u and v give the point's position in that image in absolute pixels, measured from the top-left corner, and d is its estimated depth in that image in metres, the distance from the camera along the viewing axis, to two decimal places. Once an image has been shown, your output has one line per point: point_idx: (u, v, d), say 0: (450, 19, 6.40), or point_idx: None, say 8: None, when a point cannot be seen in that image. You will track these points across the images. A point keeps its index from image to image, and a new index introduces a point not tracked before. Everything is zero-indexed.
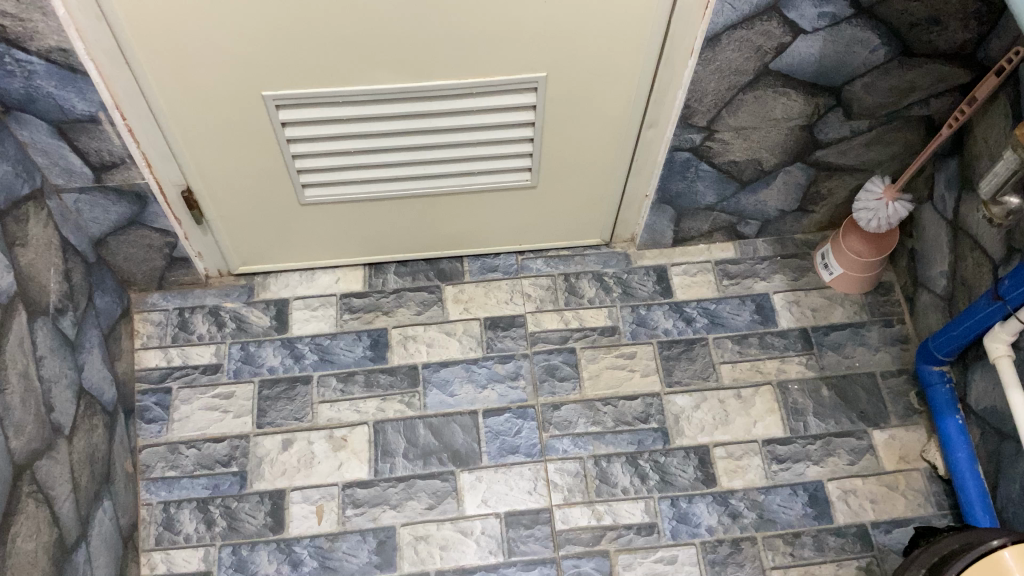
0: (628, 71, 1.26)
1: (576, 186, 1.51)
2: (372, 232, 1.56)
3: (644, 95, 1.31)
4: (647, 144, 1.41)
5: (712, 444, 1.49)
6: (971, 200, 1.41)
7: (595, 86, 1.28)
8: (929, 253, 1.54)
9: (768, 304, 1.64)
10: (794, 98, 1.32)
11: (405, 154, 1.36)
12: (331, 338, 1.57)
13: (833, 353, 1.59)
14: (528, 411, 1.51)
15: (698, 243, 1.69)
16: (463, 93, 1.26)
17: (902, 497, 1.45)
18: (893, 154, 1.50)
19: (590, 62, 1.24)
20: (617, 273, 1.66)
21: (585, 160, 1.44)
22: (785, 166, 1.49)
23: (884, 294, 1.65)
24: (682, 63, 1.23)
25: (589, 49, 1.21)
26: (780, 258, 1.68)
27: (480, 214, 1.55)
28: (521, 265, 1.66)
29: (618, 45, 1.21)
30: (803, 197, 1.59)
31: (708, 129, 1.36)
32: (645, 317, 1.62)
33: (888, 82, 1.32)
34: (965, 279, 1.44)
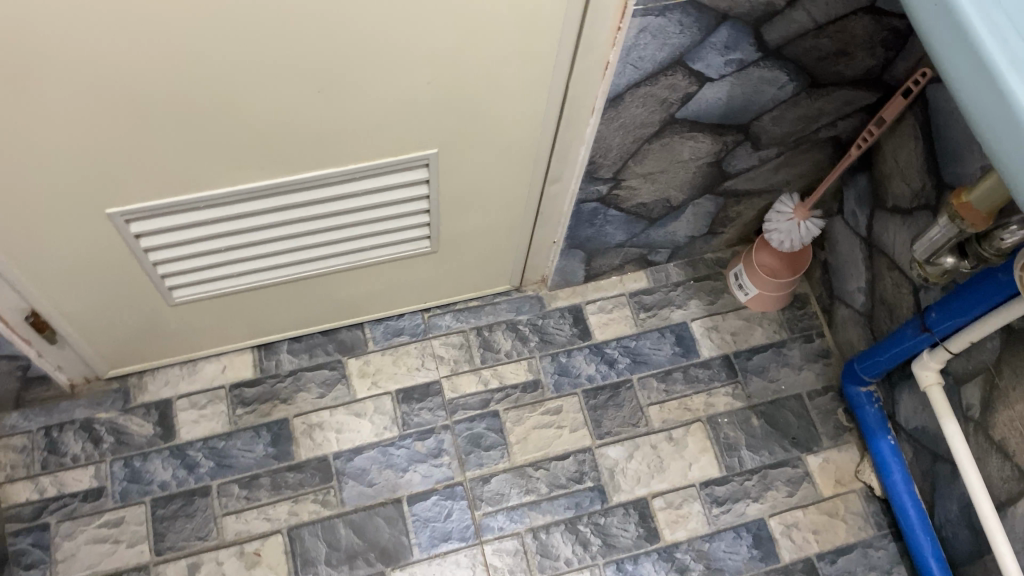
0: (528, 137, 1.14)
1: (479, 245, 1.39)
2: (258, 316, 1.40)
3: (547, 156, 1.19)
4: (551, 199, 1.30)
5: (650, 496, 1.43)
6: (884, 219, 1.37)
7: (493, 155, 1.16)
8: (844, 267, 1.51)
9: (689, 333, 1.57)
10: (702, 139, 1.23)
11: (286, 243, 1.22)
12: (227, 439, 1.42)
13: (758, 378, 1.54)
14: (457, 490, 1.41)
15: (610, 276, 1.60)
16: (345, 179, 1.12)
17: (843, 523, 1.44)
18: (801, 173, 1.44)
19: (485, 135, 1.11)
20: (531, 319, 1.56)
21: (488, 222, 1.32)
22: (694, 199, 1.41)
23: (801, 308, 1.62)
24: (584, 122, 1.12)
25: (482, 122, 1.08)
26: (695, 282, 1.62)
27: (377, 283, 1.41)
28: (429, 324, 1.54)
29: (514, 116, 1.09)
30: (712, 222, 1.52)
31: (615, 179, 1.26)
32: (567, 364, 1.52)
33: (796, 112, 1.25)
34: (885, 298, 1.41)
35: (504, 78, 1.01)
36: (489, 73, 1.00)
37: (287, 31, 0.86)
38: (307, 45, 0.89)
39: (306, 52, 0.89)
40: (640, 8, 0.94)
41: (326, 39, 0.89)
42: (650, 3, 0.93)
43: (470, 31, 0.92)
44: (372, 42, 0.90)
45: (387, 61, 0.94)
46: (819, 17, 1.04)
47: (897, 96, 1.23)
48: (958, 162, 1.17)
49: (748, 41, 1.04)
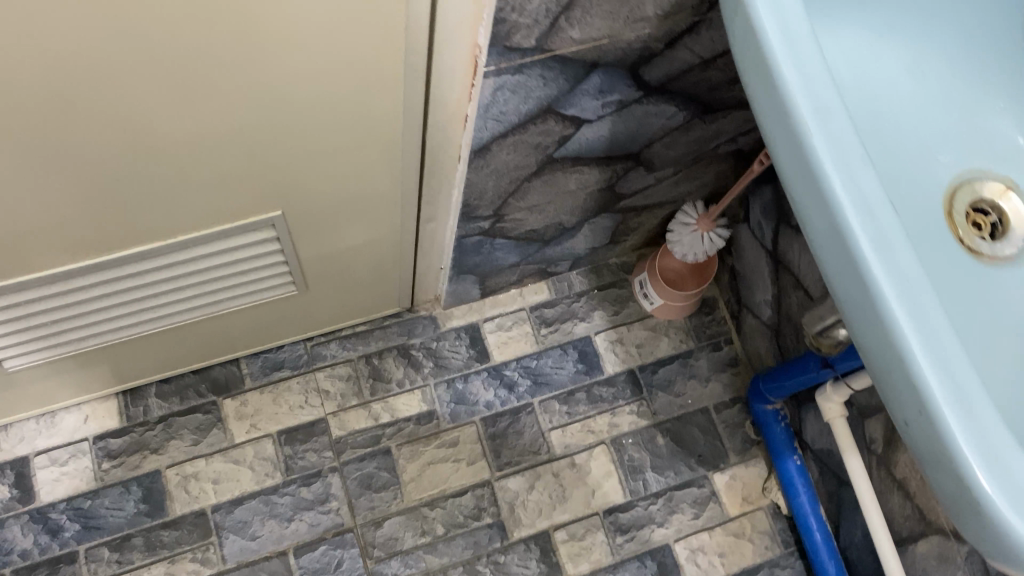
0: (390, 190, 1.01)
1: (356, 278, 1.27)
2: (115, 364, 1.28)
3: (416, 202, 1.07)
4: (428, 235, 1.18)
5: (552, 528, 1.38)
6: (789, 236, 1.29)
7: (352, 208, 1.03)
8: (751, 277, 1.43)
9: (592, 349, 1.49)
10: (588, 170, 1.12)
11: (128, 307, 1.09)
12: (93, 497, 1.30)
13: (663, 394, 1.48)
14: (347, 537, 1.33)
15: (508, 290, 1.50)
16: (179, 249, 0.98)
17: (749, 543, 1.41)
18: (703, 184, 1.34)
19: (338, 193, 0.98)
20: (425, 342, 1.46)
21: (361, 260, 1.20)
22: (589, 218, 1.31)
23: (708, 314, 1.54)
24: (451, 169, 1.00)
25: (332, 184, 0.95)
26: (598, 291, 1.53)
27: (246, 322, 1.29)
28: (312, 354, 1.43)
29: (369, 174, 0.96)
30: (612, 234, 1.42)
31: (495, 215, 1.15)
32: (463, 391, 1.44)
33: (690, 135, 1.14)
34: (790, 316, 1.34)
35: (346, 146, 0.88)
36: (329, 144, 0.86)
37: (57, 133, 0.72)
38: (89, 144, 0.74)
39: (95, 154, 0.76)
40: (493, 68, 0.80)
41: (109, 136, 0.74)
42: (504, 64, 0.80)
43: (293, 110, 0.79)
44: (177, 135, 0.77)
45: (194, 147, 0.80)
46: (704, 53, 0.92)
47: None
48: None
49: (626, 83, 0.92)
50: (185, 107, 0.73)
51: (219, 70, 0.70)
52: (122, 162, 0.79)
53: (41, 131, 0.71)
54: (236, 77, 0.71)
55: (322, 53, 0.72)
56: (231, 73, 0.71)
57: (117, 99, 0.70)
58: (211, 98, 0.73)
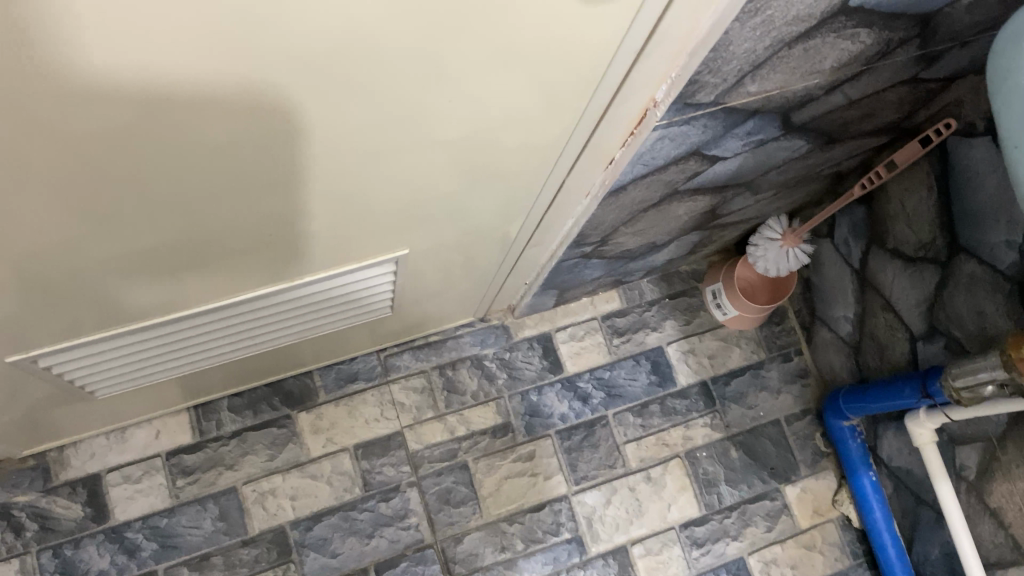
0: (512, 222, 0.99)
1: (445, 293, 1.25)
2: (196, 382, 1.24)
3: (531, 231, 1.04)
4: (529, 258, 1.16)
5: (630, 543, 1.38)
6: (881, 257, 1.27)
7: (470, 239, 1.00)
8: (830, 292, 1.42)
9: (664, 360, 1.49)
10: (701, 198, 1.09)
11: (228, 338, 1.06)
12: (169, 515, 1.27)
13: (736, 406, 1.48)
14: (428, 554, 1.32)
15: (580, 299, 1.49)
16: (297, 283, 0.95)
17: (820, 555, 1.42)
18: (792, 202, 1.32)
19: (462, 227, 0.95)
20: (497, 352, 1.44)
21: (457, 280, 1.18)
22: (679, 236, 1.29)
23: (778, 323, 1.54)
24: (577, 204, 0.97)
25: (461, 219, 0.92)
26: (669, 300, 1.52)
27: (331, 338, 1.26)
28: (385, 365, 1.40)
29: (499, 210, 0.93)
30: (693, 247, 1.40)
31: (602, 241, 1.12)
32: (538, 404, 1.42)
33: (804, 163, 1.11)
34: (875, 336, 1.33)
35: (490, 187, 0.85)
36: (473, 188, 0.84)
37: (231, 193, 0.68)
38: (255, 201, 0.72)
39: (258, 208, 0.73)
40: (662, 122, 0.77)
41: (279, 192, 0.71)
42: (676, 117, 0.77)
43: (454, 160, 0.76)
44: (338, 188, 0.74)
45: (350, 197, 0.77)
46: (855, 95, 0.89)
47: (913, 141, 1.09)
48: (978, 227, 1.06)
49: (774, 124, 0.89)
50: (357, 160, 0.70)
51: (404, 130, 0.66)
52: (279, 214, 0.76)
53: (221, 194, 0.68)
54: (416, 136, 0.68)
55: (506, 111, 0.69)
56: (412, 132, 0.67)
57: (302, 161, 0.67)
58: (386, 152, 0.70)
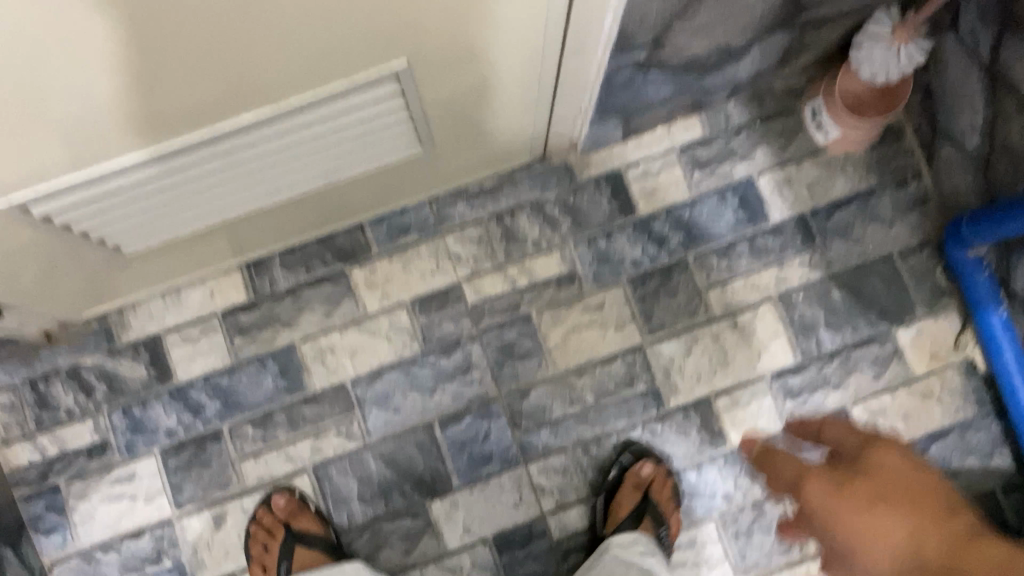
0: (533, 27, 0.83)
1: (488, 130, 1.12)
2: (236, 238, 1.18)
3: (560, 36, 0.88)
4: (572, 74, 1.00)
5: (713, 394, 1.26)
6: (1014, 44, 1.03)
7: (485, 53, 0.85)
8: (953, 99, 1.19)
9: (753, 193, 1.30)
10: None
11: (240, 181, 0.97)
12: (230, 374, 1.26)
13: (839, 241, 1.29)
14: (493, 408, 1.25)
15: (654, 129, 1.32)
16: (291, 111, 0.84)
17: (938, 403, 1.24)
18: None
19: (469, 38, 0.81)
20: (561, 196, 1.31)
21: (493, 109, 1.04)
22: (759, 39, 1.08)
23: (894, 143, 1.31)
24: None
25: (465, 26, 0.78)
26: (760, 124, 1.32)
27: (369, 184, 1.17)
28: (441, 215, 1.31)
29: (510, 11, 0.78)
30: (784, 54, 1.18)
31: (654, 43, 0.96)
32: (607, 249, 1.30)
33: None
34: (1008, 146, 1.10)
35: None
36: None
37: None
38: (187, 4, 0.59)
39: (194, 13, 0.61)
40: None
41: None
42: None
43: None
44: None
45: None
46: None
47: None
48: None
49: None
50: None
51: None
52: (225, 21, 0.63)
53: None
54: None
55: None
56: None
57: None
58: None
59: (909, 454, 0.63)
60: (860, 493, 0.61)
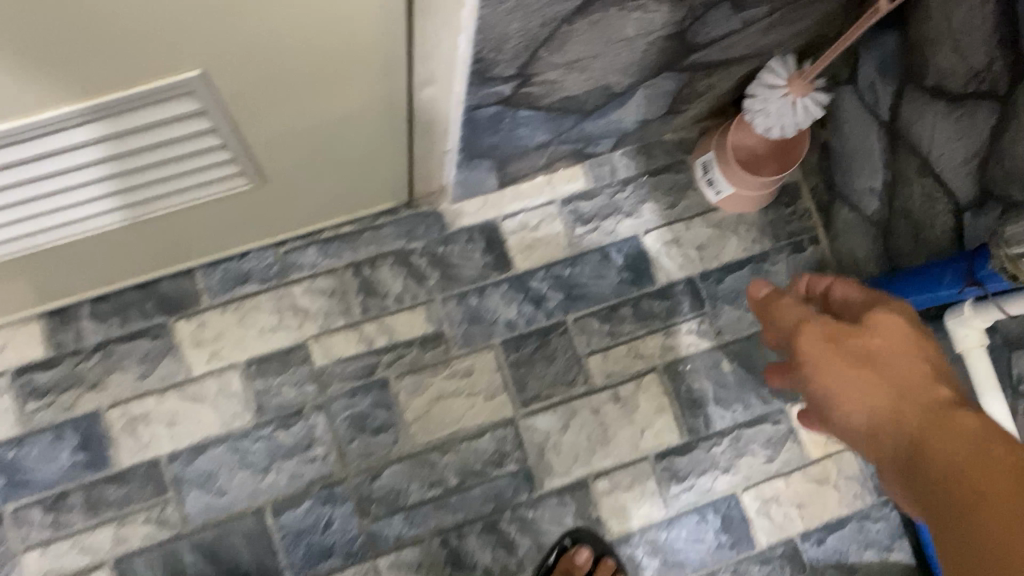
0: (363, 39, 0.70)
1: (336, 165, 0.98)
2: (34, 285, 0.99)
3: (400, 55, 0.75)
4: (425, 106, 0.86)
5: (591, 477, 1.11)
6: (917, 102, 0.94)
7: (307, 66, 0.72)
8: (851, 159, 1.10)
9: (640, 252, 1.18)
10: (654, 4, 0.78)
11: (11, 213, 0.80)
12: (17, 446, 1.05)
13: (731, 308, 1.17)
14: (337, 491, 1.07)
15: (534, 176, 1.18)
16: (57, 126, 0.68)
17: (835, 490, 1.13)
18: (799, 31, 0.99)
19: (282, 44, 0.67)
20: (428, 246, 1.16)
21: (334, 140, 0.90)
22: (644, 82, 0.97)
23: (790, 204, 1.22)
24: (453, 16, 0.68)
25: (272, 27, 0.64)
26: (649, 178, 1.20)
27: (196, 225, 1.00)
28: (284, 262, 1.14)
29: (327, 12, 0.65)
30: (672, 102, 1.08)
31: (520, 77, 0.83)
32: (478, 309, 1.15)
33: None
34: (909, 211, 1.02)
35: None
36: None
37: None
38: None
39: None
40: None
41: None
42: None
43: None
44: None
45: None
46: None
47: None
48: None
49: None
50: None
51: None
52: None
53: None
54: None
55: None
56: None
57: None
58: None
59: (912, 323, 0.75)
60: (848, 351, 0.75)
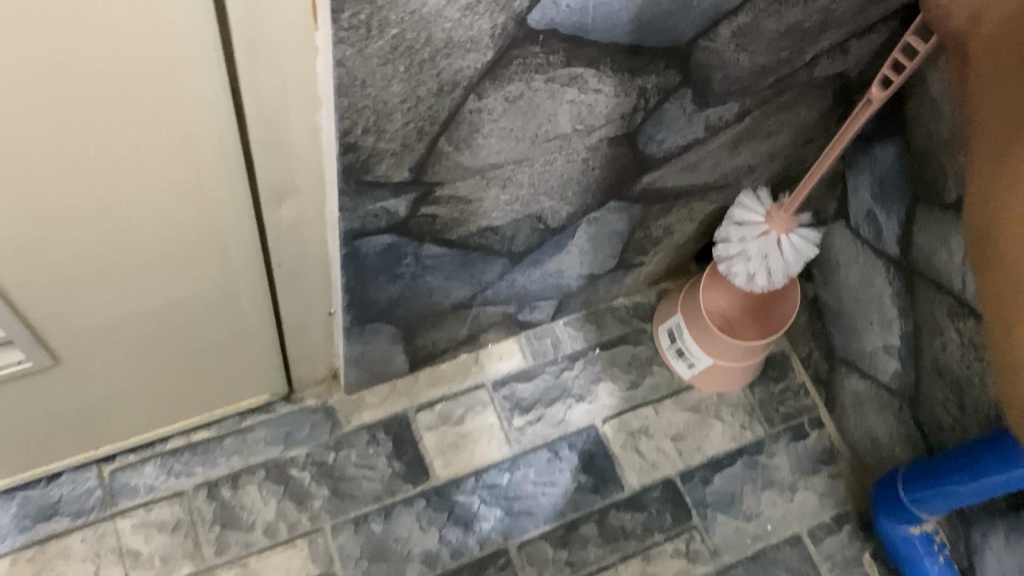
0: (168, 110, 0.46)
1: (174, 338, 0.70)
2: None
3: (241, 146, 0.51)
4: (287, 232, 0.61)
5: None
6: (936, 223, 0.73)
7: (79, 158, 0.47)
8: (852, 312, 0.87)
9: (599, 448, 0.90)
10: (595, 78, 0.57)
11: None
12: None
13: (725, 517, 0.88)
14: None
15: (456, 354, 0.92)
16: None
17: None
18: (773, 152, 0.80)
19: (23, 110, 0.42)
20: (315, 453, 0.86)
21: (158, 291, 0.63)
22: (588, 213, 0.75)
23: (779, 379, 0.97)
24: (298, 46, 0.46)
25: (0, 70, 0.40)
26: (602, 352, 0.95)
27: None
28: (112, 486, 0.82)
29: (95, 49, 0.41)
30: (624, 248, 0.86)
31: (416, 185, 0.59)
32: (384, 538, 0.83)
33: (781, 20, 0.60)
34: (942, 368, 0.77)
35: None
36: None
37: None
38: None
39: None
40: None
41: None
42: None
43: None
44: None
45: None
46: None
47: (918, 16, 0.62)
48: None
49: None
50: None
51: None
52: None
53: None
54: None
55: None
56: None
57: None
58: None
59: None
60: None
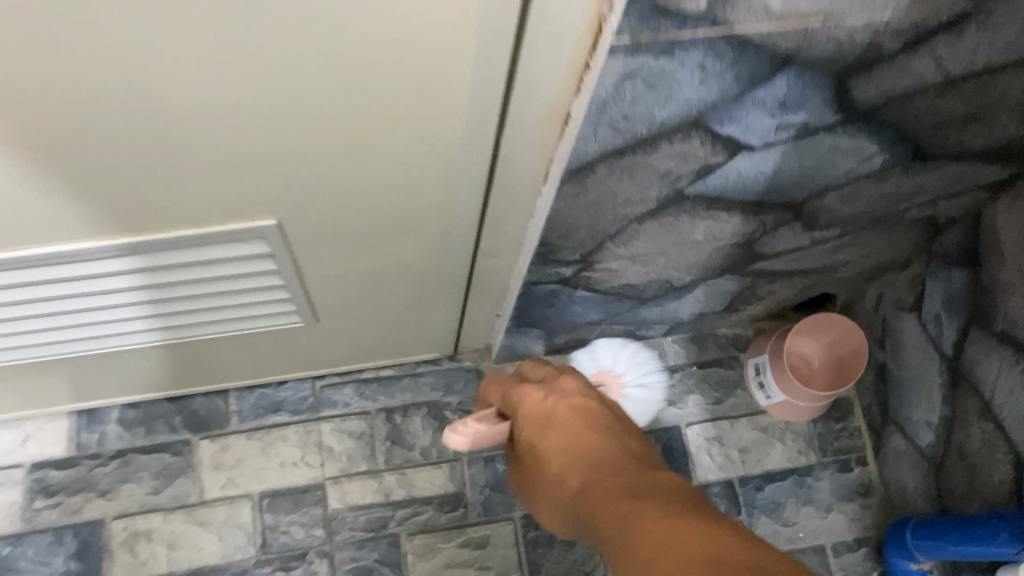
0: (438, 218, 0.71)
1: (390, 321, 0.98)
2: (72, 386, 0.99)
3: (475, 236, 0.77)
4: (487, 274, 0.87)
5: None
6: (983, 341, 0.92)
7: (380, 241, 0.73)
8: (908, 385, 1.06)
9: (680, 444, 1.14)
10: (727, 216, 0.78)
11: (74, 324, 0.80)
12: (14, 544, 1.02)
13: (768, 520, 1.12)
14: None
15: None
16: (131, 259, 0.68)
17: None
18: (867, 254, 0.99)
19: (361, 220, 0.69)
20: (465, 402, 1.14)
21: (390, 298, 0.89)
22: (708, 280, 0.97)
23: (840, 420, 1.18)
24: (532, 190, 0.69)
25: (362, 206, 0.66)
26: (698, 369, 1.19)
27: (240, 357, 1.00)
28: (318, 397, 1.13)
29: (413, 194, 0.66)
30: (731, 300, 1.07)
31: (583, 262, 0.83)
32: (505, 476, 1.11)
33: (878, 190, 0.79)
34: (964, 450, 0.96)
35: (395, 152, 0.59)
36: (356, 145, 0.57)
37: None
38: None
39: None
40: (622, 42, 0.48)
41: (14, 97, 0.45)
42: (643, 34, 0.49)
43: (293, 80, 0.49)
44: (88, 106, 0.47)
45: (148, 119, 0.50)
46: (950, 65, 0.60)
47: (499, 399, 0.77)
48: None
49: (820, 95, 0.60)
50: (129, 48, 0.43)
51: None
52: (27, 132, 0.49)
53: None
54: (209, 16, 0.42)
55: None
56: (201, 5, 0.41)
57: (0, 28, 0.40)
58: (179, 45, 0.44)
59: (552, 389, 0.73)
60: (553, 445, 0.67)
